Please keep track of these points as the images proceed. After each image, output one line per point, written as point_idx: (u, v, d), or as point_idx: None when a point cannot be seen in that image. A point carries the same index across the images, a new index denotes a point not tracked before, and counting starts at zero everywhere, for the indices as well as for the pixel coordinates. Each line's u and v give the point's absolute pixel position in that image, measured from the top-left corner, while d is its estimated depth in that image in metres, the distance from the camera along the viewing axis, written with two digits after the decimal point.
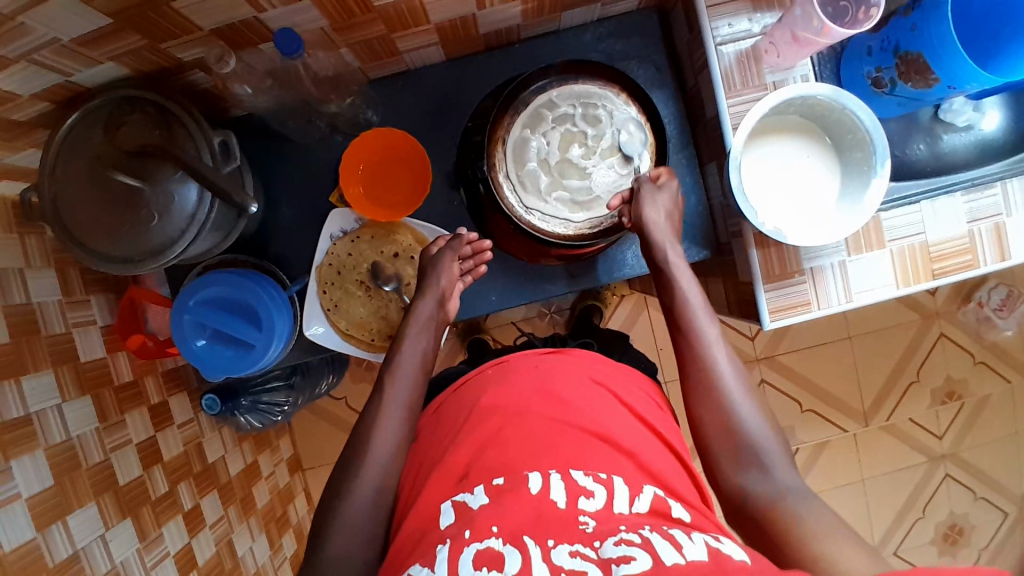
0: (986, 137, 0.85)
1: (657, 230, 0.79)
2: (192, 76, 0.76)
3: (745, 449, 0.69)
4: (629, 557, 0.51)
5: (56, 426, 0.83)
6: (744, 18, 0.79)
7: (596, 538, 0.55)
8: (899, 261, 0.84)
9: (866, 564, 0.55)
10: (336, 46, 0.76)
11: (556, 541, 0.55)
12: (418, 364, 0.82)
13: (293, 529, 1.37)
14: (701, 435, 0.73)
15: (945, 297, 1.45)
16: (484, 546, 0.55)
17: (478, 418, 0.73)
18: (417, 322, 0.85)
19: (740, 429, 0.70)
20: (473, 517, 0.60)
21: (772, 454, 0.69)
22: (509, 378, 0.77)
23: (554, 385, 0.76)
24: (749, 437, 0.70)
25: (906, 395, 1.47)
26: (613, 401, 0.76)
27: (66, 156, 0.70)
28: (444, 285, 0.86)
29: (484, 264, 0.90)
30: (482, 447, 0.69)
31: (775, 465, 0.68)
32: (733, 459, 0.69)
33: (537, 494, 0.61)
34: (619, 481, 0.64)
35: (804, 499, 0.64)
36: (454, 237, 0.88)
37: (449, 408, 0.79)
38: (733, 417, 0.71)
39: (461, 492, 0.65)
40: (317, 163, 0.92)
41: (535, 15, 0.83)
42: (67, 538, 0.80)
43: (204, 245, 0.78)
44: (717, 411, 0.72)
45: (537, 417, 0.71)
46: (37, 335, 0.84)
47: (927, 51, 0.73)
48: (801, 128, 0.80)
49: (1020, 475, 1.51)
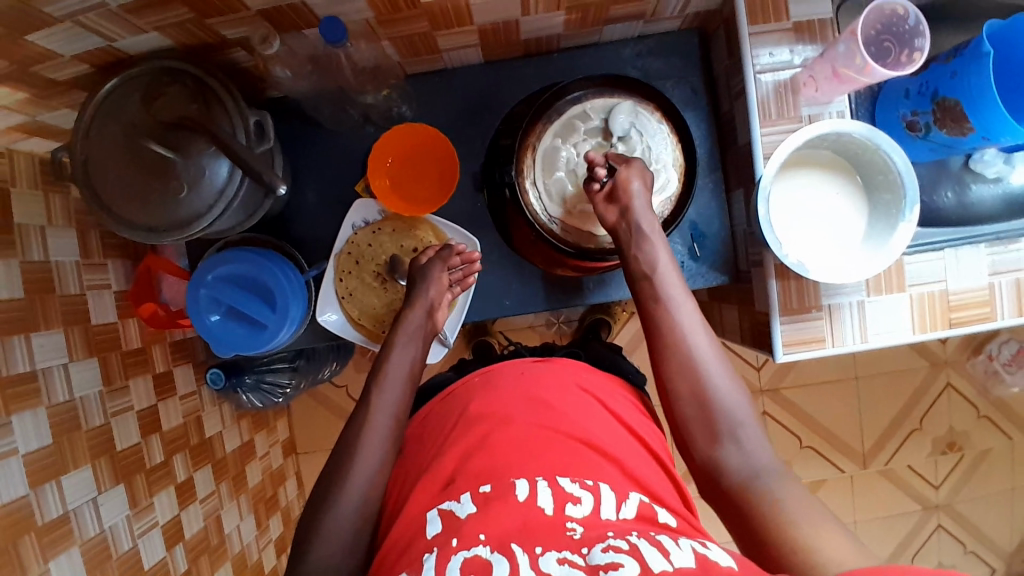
0: (1014, 191, 0.84)
1: (642, 211, 0.77)
2: (233, 54, 0.77)
3: (717, 423, 0.68)
4: (617, 564, 0.50)
5: (60, 385, 0.84)
6: (785, 49, 0.80)
7: (584, 544, 0.55)
8: (917, 308, 0.83)
9: (846, 548, 0.54)
10: (379, 38, 0.76)
11: (545, 548, 0.55)
12: (407, 374, 0.79)
13: (281, 511, 1.37)
14: (674, 413, 0.72)
15: (955, 346, 1.44)
16: (472, 554, 0.54)
17: (462, 427, 0.72)
18: (406, 331, 0.83)
19: (713, 402, 0.69)
20: (461, 525, 0.59)
21: (746, 427, 0.68)
22: (493, 386, 0.77)
23: (541, 394, 0.75)
24: (723, 410, 0.69)
25: (907, 441, 1.46)
26: (596, 406, 0.76)
27: (102, 120, 0.70)
28: (434, 297, 0.85)
29: (474, 276, 0.89)
30: (468, 453, 0.69)
31: (749, 439, 0.68)
32: (705, 436, 0.69)
33: (525, 501, 0.61)
34: (605, 488, 0.64)
35: (779, 479, 0.64)
36: (445, 247, 0.88)
37: (436, 414, 0.79)
38: (705, 391, 0.70)
39: (447, 500, 0.64)
40: (346, 151, 0.93)
41: (577, 26, 0.83)
42: (59, 498, 0.81)
43: (227, 222, 0.79)
44: (688, 387, 0.70)
45: (524, 425, 0.71)
46: (52, 293, 0.84)
47: (964, 100, 0.73)
48: (832, 164, 0.79)
49: (1014, 533, 1.49)
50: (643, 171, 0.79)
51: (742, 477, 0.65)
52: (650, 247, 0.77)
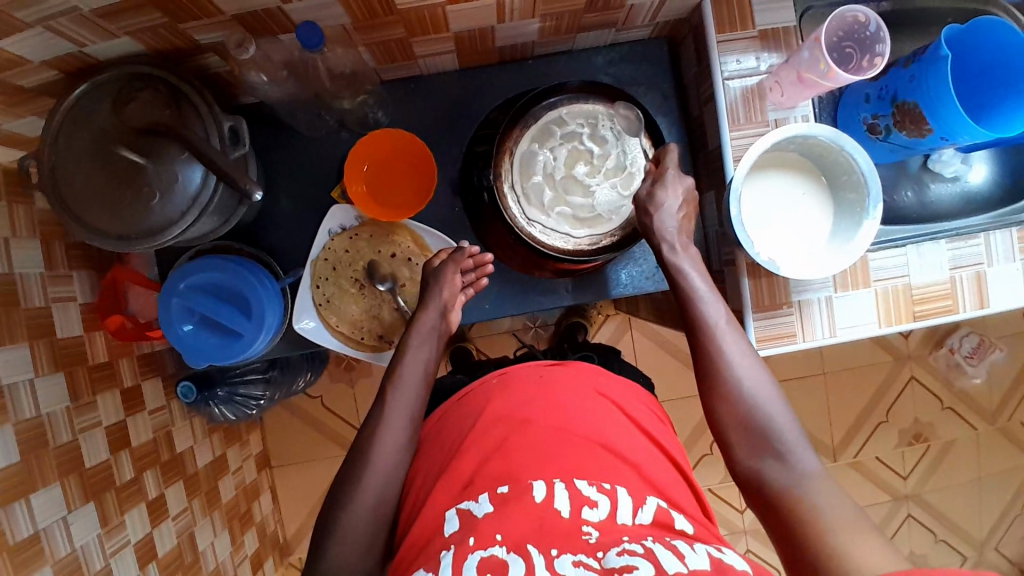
0: (973, 189, 0.90)
1: (664, 233, 0.80)
2: (208, 60, 0.76)
3: (760, 433, 0.70)
4: (632, 566, 0.54)
5: (27, 401, 0.81)
6: (752, 56, 0.82)
7: (600, 548, 0.58)
8: (883, 302, 0.87)
9: (884, 559, 0.56)
10: (355, 43, 0.76)
11: (560, 551, 0.58)
12: (421, 376, 0.80)
13: (255, 527, 1.34)
14: (716, 426, 0.73)
15: (918, 341, 1.50)
16: (488, 554, 0.57)
17: (480, 427, 0.73)
18: (421, 331, 0.83)
19: (752, 413, 0.71)
20: (477, 525, 0.62)
21: (787, 437, 0.69)
22: (510, 387, 0.78)
23: (561, 399, 0.76)
24: (765, 419, 0.70)
25: (874, 434, 1.51)
26: (615, 410, 0.78)
27: (71, 127, 0.69)
28: (446, 298, 0.85)
29: (486, 278, 0.90)
30: (487, 455, 0.70)
31: (791, 449, 0.68)
32: (749, 448, 0.70)
33: (541, 503, 0.63)
34: (623, 491, 0.66)
35: (824, 485, 0.65)
36: (458, 249, 0.88)
37: (452, 418, 0.79)
38: (743, 403, 0.71)
39: (465, 499, 0.66)
40: (321, 158, 0.92)
41: (551, 34, 0.85)
42: (29, 518, 0.78)
43: (202, 227, 0.78)
44: (728, 401, 0.72)
45: (544, 429, 0.72)
46: (16, 306, 0.81)
47: (923, 102, 0.78)
48: (800, 166, 0.82)
49: (979, 520, 1.55)
50: (676, 189, 0.80)
51: (787, 483, 0.67)
52: (684, 271, 0.79)
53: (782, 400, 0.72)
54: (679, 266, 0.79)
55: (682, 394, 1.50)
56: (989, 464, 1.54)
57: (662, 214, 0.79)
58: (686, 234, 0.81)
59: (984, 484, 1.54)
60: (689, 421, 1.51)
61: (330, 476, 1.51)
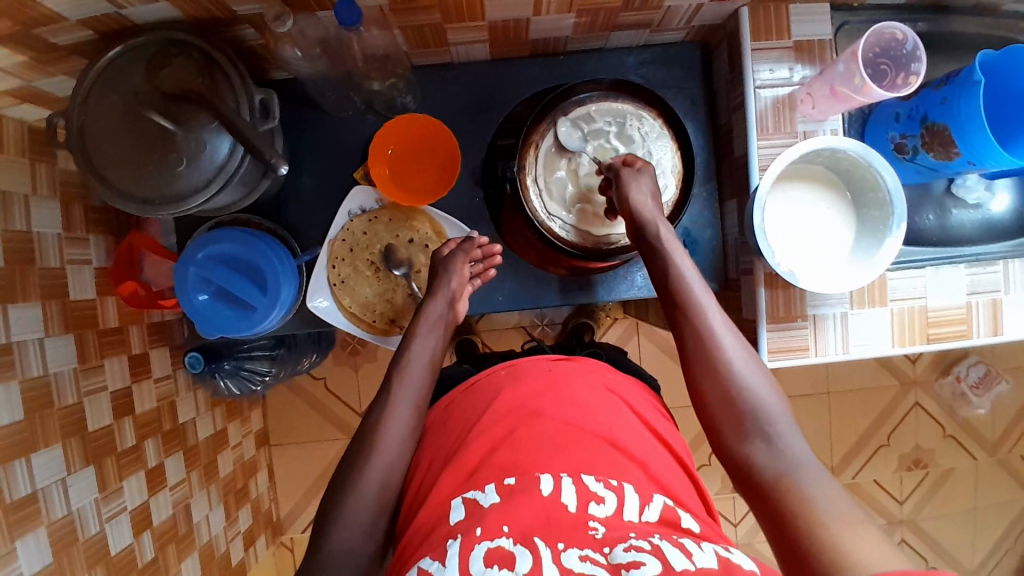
0: (994, 217, 0.89)
1: (644, 210, 0.76)
2: (241, 31, 0.76)
3: (749, 417, 0.67)
4: (639, 562, 0.54)
5: (35, 360, 0.81)
6: (785, 67, 0.82)
7: (606, 544, 0.58)
8: (898, 322, 0.86)
9: (880, 550, 0.53)
10: (390, 25, 0.76)
11: (567, 545, 0.58)
12: (428, 365, 0.79)
13: (250, 503, 1.35)
14: (705, 412, 0.70)
15: (924, 366, 1.49)
16: (495, 545, 0.57)
17: (489, 417, 0.74)
18: (428, 319, 0.83)
19: (743, 396, 0.68)
20: (484, 515, 0.62)
21: (777, 420, 0.66)
22: (520, 380, 0.78)
23: (570, 394, 0.76)
24: (754, 403, 0.67)
25: (873, 457, 1.50)
26: (623, 408, 0.78)
27: (102, 88, 0.69)
28: (456, 287, 0.85)
29: (493, 269, 0.90)
30: (495, 446, 0.70)
31: (781, 434, 0.65)
32: (736, 434, 0.67)
33: (549, 496, 0.63)
34: (630, 489, 0.66)
35: (818, 473, 0.62)
36: (466, 238, 0.89)
37: (459, 406, 0.79)
38: (732, 385, 0.68)
39: (472, 488, 0.66)
40: (347, 138, 0.92)
41: (585, 30, 0.85)
42: (28, 477, 0.78)
43: (225, 198, 0.78)
44: (717, 383, 0.69)
45: (551, 422, 0.72)
46: (31, 265, 0.81)
47: (953, 126, 0.78)
48: (824, 180, 0.82)
49: (973, 551, 1.54)
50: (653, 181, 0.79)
51: (775, 471, 0.63)
52: (675, 251, 0.76)
53: (771, 384, 0.69)
54: (668, 247, 0.76)
55: (684, 402, 1.50)
56: (987, 495, 1.53)
57: (644, 193, 0.77)
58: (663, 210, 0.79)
59: (981, 516, 1.54)
60: (690, 430, 1.51)
61: (327, 458, 1.51)
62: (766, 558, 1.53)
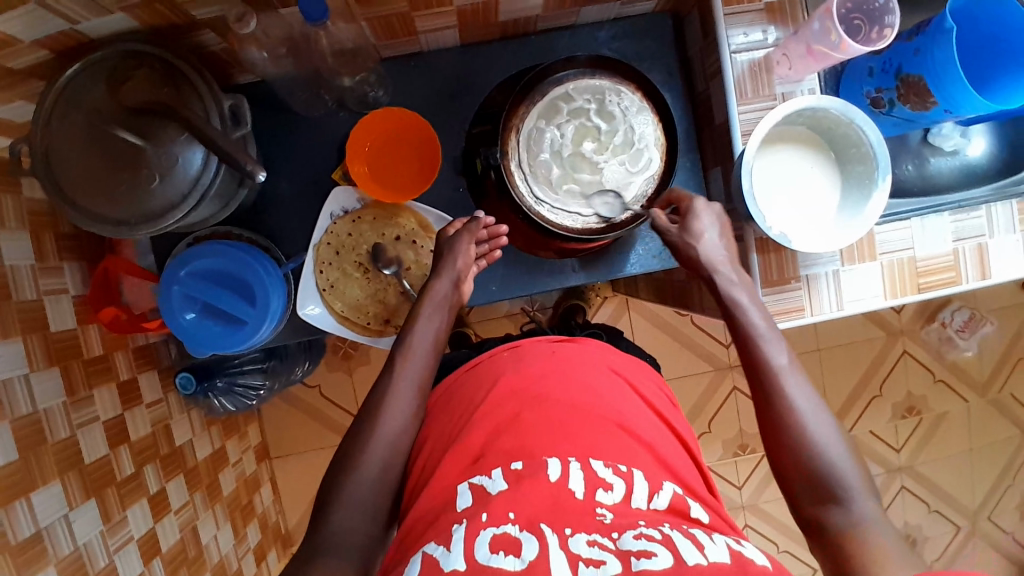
0: (972, 162, 0.90)
1: (710, 262, 0.78)
2: (203, 37, 0.73)
3: (825, 481, 0.66)
4: (650, 552, 0.53)
5: (23, 397, 0.78)
6: (759, 30, 0.82)
7: (614, 529, 0.57)
8: (889, 275, 0.87)
9: None
10: (357, 18, 0.74)
11: (574, 530, 0.57)
12: (432, 344, 0.80)
13: (257, 518, 1.33)
14: (779, 472, 0.70)
15: (910, 316, 1.52)
16: (501, 531, 0.56)
17: (493, 400, 0.73)
18: (433, 301, 0.82)
19: (820, 460, 0.67)
20: (490, 501, 0.61)
21: (851, 483, 0.66)
22: (523, 363, 0.78)
23: (576, 374, 0.76)
24: (832, 468, 0.66)
25: (869, 408, 1.53)
26: (628, 390, 0.78)
27: (65, 108, 0.66)
28: (461, 268, 0.83)
29: (499, 249, 0.88)
30: (500, 429, 0.70)
31: (854, 495, 0.65)
32: (811, 495, 0.67)
33: (556, 482, 0.62)
34: (639, 475, 0.65)
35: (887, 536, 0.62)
36: (472, 218, 0.85)
37: (461, 388, 0.79)
38: (809, 448, 0.68)
39: (477, 474, 0.66)
40: (321, 138, 0.90)
41: (555, 8, 0.83)
42: (30, 517, 0.76)
43: (203, 212, 0.75)
44: (794, 447, 0.68)
45: (559, 405, 0.72)
46: (8, 300, 0.78)
47: (928, 75, 0.78)
48: (808, 140, 0.82)
49: (972, 490, 1.58)
50: (712, 220, 0.80)
51: (845, 529, 0.64)
52: (743, 307, 0.76)
53: (844, 445, 0.68)
54: (735, 301, 0.76)
55: (681, 372, 1.51)
56: (980, 435, 1.58)
57: (708, 239, 0.79)
58: (733, 255, 0.79)
59: (976, 455, 1.58)
60: (687, 401, 1.52)
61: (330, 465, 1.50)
62: (774, 519, 1.55)
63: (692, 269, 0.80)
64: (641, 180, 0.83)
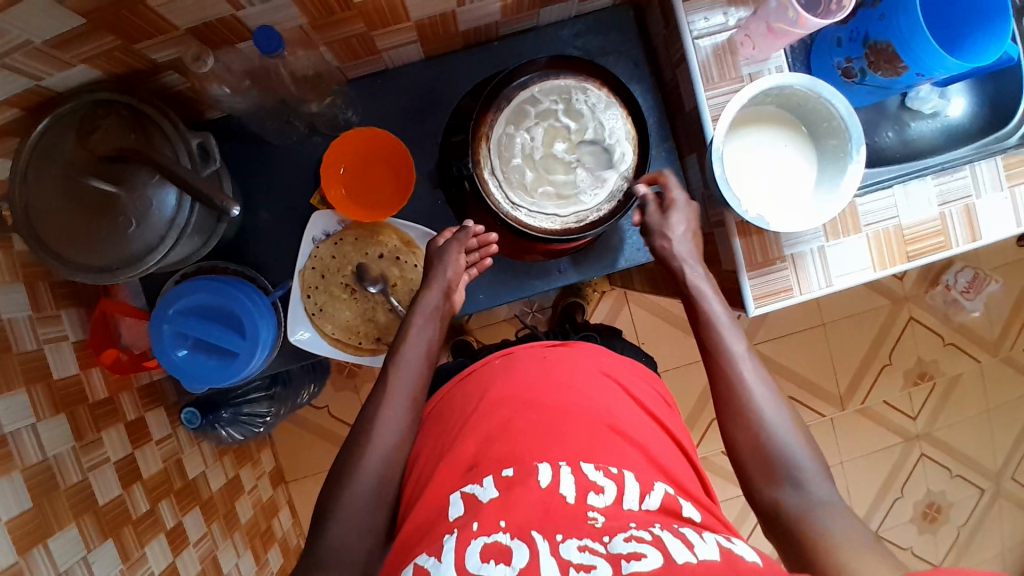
0: (952, 123, 0.89)
1: (678, 256, 0.80)
2: (167, 77, 0.74)
3: (777, 466, 0.68)
4: (639, 554, 0.52)
5: (31, 445, 0.79)
6: (719, 12, 0.81)
7: (605, 533, 0.57)
8: (875, 246, 0.86)
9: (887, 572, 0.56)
10: (316, 44, 0.74)
11: (565, 536, 0.57)
12: (424, 356, 0.81)
13: (278, 543, 1.34)
14: (733, 454, 0.72)
15: (913, 281, 1.50)
16: (492, 540, 0.56)
17: (484, 409, 0.73)
18: (423, 312, 0.83)
19: (774, 443, 0.69)
20: (481, 509, 0.61)
21: (806, 466, 0.68)
22: (514, 370, 0.78)
23: (566, 376, 0.76)
24: (784, 451, 0.69)
25: (880, 378, 1.52)
26: (621, 392, 0.78)
27: (39, 162, 0.67)
28: (451, 278, 0.84)
29: (489, 258, 0.88)
30: (491, 437, 0.70)
31: (807, 478, 0.67)
32: (763, 477, 0.69)
33: (547, 488, 0.62)
34: (630, 476, 0.65)
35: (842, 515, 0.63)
36: (461, 228, 0.85)
37: (454, 398, 0.79)
38: (765, 433, 0.70)
39: (469, 483, 0.65)
40: (297, 165, 0.91)
41: (514, 12, 0.84)
42: (49, 562, 0.77)
43: (184, 249, 0.76)
44: (749, 429, 0.71)
45: (550, 409, 0.72)
46: (10, 353, 0.79)
47: (897, 41, 0.77)
48: (779, 118, 0.81)
49: (994, 451, 1.56)
50: (687, 214, 0.82)
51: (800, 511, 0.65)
52: (703, 294, 0.79)
53: (799, 434, 0.71)
54: (697, 292, 0.79)
55: (686, 360, 1.51)
56: (997, 394, 1.55)
57: (676, 236, 0.81)
58: (698, 252, 0.82)
59: (995, 415, 1.56)
60: (696, 388, 1.51)
61: None
62: None
63: (663, 265, 0.82)
64: (616, 175, 0.83)
